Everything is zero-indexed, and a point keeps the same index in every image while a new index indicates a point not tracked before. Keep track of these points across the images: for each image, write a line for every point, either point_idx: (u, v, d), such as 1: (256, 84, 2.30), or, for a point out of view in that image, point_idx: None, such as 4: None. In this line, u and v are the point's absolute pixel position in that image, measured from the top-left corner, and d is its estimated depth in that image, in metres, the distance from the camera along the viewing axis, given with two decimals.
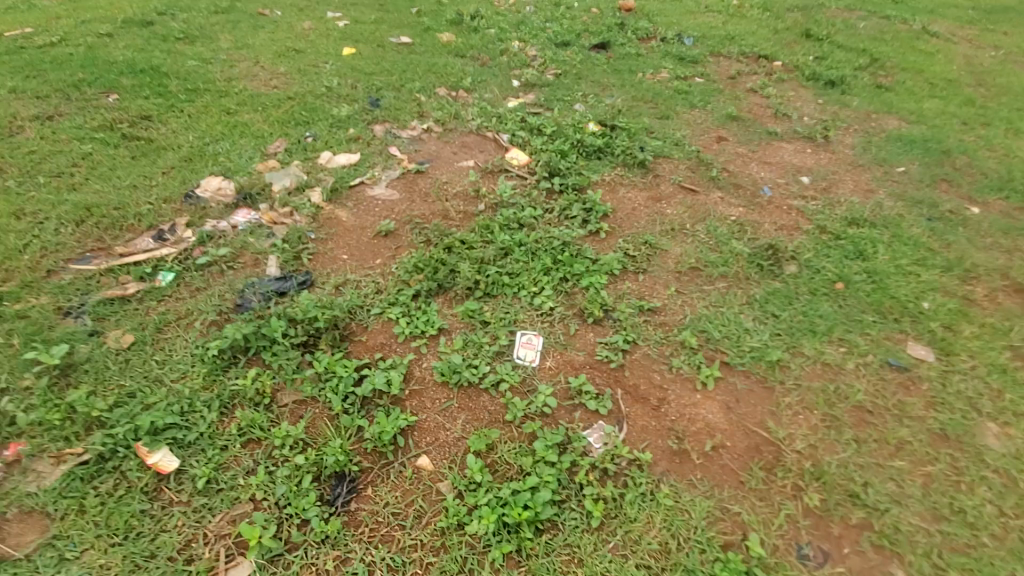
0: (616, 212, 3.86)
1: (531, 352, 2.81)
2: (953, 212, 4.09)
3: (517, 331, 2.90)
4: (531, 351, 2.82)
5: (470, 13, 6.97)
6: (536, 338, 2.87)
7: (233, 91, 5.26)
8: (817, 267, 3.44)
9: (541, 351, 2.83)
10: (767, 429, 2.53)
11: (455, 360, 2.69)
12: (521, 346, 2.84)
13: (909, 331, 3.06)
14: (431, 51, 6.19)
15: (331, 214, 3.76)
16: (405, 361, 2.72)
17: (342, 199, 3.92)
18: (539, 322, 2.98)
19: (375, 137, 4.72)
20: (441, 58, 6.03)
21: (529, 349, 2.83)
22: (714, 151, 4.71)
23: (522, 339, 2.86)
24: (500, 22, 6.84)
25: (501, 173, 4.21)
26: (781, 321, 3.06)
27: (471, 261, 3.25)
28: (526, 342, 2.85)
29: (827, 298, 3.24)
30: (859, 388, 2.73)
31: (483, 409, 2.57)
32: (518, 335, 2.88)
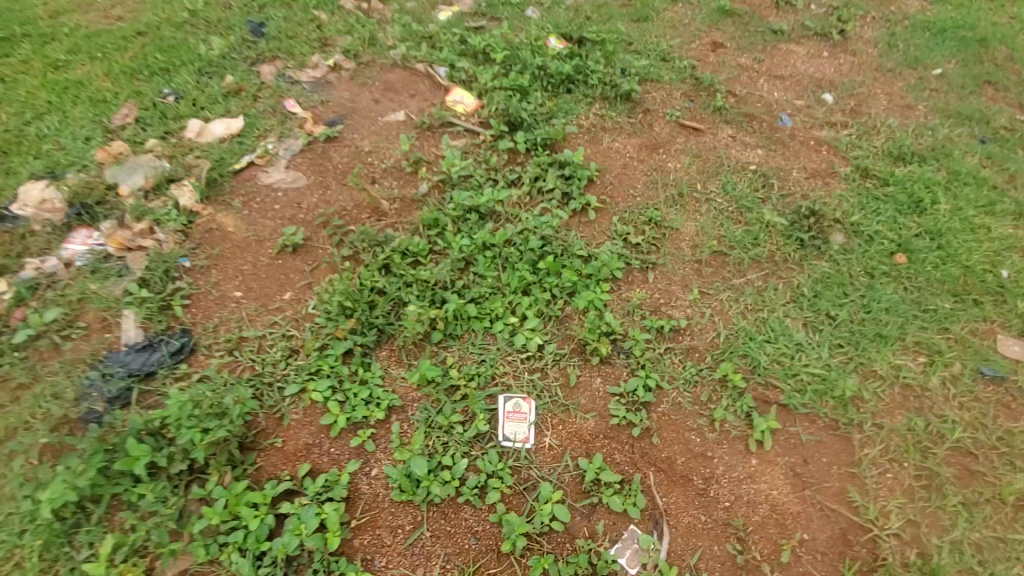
0: (605, 173, 2.85)
1: (524, 432, 2.00)
2: (1008, 128, 3.32)
3: (498, 396, 2.06)
4: (523, 426, 2.01)
5: None
6: (529, 406, 2.05)
7: (61, 33, 3.70)
8: (868, 234, 2.67)
9: (537, 424, 2.03)
10: (851, 507, 1.89)
11: (417, 467, 1.84)
12: (507, 421, 2.01)
13: (994, 319, 2.40)
14: None
15: (210, 224, 2.66)
16: (345, 473, 1.86)
17: (226, 196, 2.80)
18: (525, 373, 2.15)
19: (263, 86, 3.43)
20: None
21: (519, 423, 2.01)
22: (713, 65, 3.64)
23: (507, 410, 2.03)
24: None
25: (443, 129, 3.08)
26: (841, 327, 2.33)
27: (419, 287, 2.30)
28: (512, 412, 2.03)
29: (888, 280, 2.51)
30: (954, 419, 2.09)
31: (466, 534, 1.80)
32: (500, 401, 2.05)
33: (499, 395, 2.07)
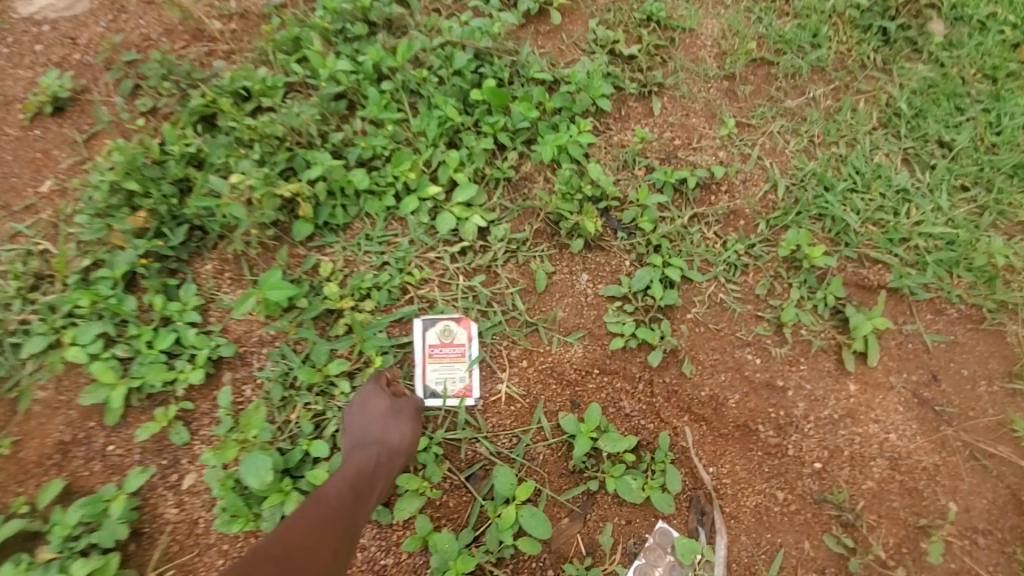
0: None
1: (464, 379, 1.15)
2: None
3: (413, 323, 1.18)
4: (461, 368, 1.16)
5: None
6: (472, 333, 1.19)
7: None
8: (982, 19, 1.71)
9: (487, 362, 1.18)
10: (1020, 449, 1.13)
11: (253, 477, 0.98)
12: (432, 365, 1.15)
13: None
14: None
15: None
16: (123, 496, 1.04)
17: None
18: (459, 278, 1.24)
19: None
20: None
21: (454, 366, 1.15)
22: None
23: (432, 345, 1.17)
24: None
25: None
26: (961, 160, 1.46)
27: (263, 148, 1.30)
28: (437, 348, 1.17)
29: (1017, 85, 1.61)
30: None
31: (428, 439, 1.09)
32: (416, 330, 1.17)
33: (415, 321, 1.19)
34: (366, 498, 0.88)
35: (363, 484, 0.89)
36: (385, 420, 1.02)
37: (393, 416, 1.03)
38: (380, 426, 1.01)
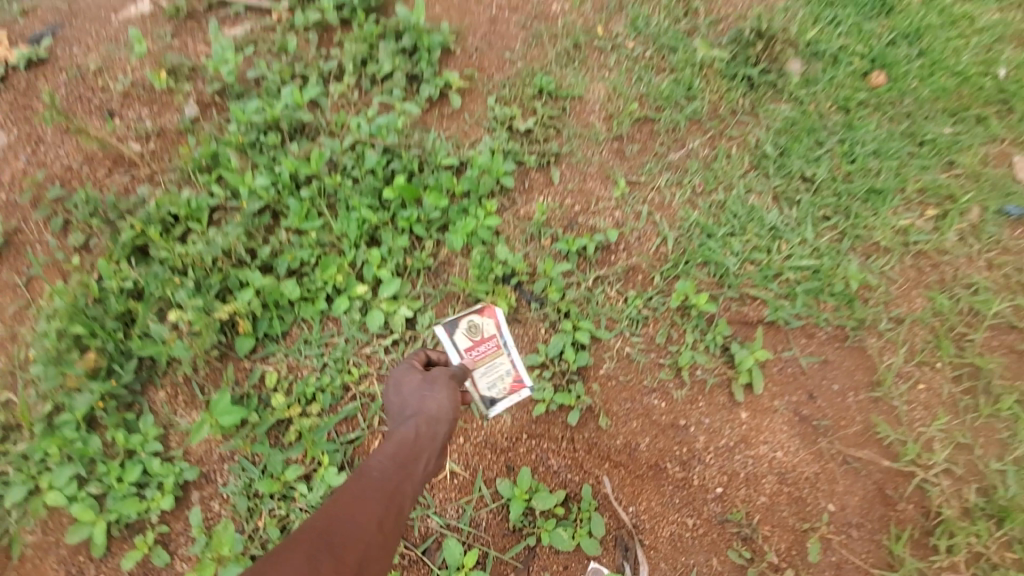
0: (466, 35, 1.97)
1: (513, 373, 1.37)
2: None
3: (437, 333, 1.40)
4: (504, 363, 1.37)
5: None
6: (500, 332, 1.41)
7: None
8: (831, 55, 1.94)
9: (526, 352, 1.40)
10: (884, 448, 1.34)
11: None
12: (478, 368, 1.36)
13: (1003, 138, 1.81)
14: None
15: None
16: None
17: None
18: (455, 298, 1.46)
19: None
20: None
21: (499, 362, 1.37)
22: None
23: (468, 349, 1.39)
24: None
25: (210, 12, 2.04)
26: (822, 190, 1.68)
27: (197, 273, 1.41)
28: (470, 350, 1.39)
29: (868, 111, 1.84)
30: (984, 287, 1.53)
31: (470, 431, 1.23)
32: (449, 338, 1.40)
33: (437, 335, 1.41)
34: (413, 464, 0.98)
35: (407, 450, 0.99)
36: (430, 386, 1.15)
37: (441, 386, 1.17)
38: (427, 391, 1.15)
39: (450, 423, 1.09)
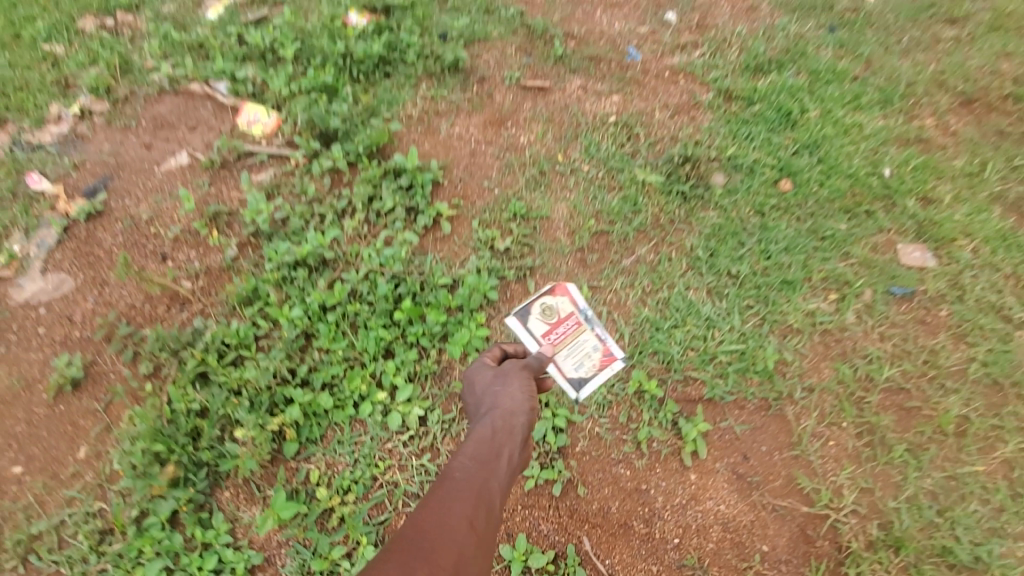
0: (451, 169, 2.43)
1: (596, 351, 1.73)
2: (852, 9, 3.12)
3: (522, 323, 1.68)
4: (575, 345, 1.71)
5: None
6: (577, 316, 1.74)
7: None
8: (747, 167, 2.41)
9: (602, 329, 1.76)
10: (804, 496, 1.69)
11: None
12: (559, 350, 1.69)
13: (890, 227, 2.24)
14: None
15: None
16: None
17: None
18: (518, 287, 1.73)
19: (21, 170, 2.58)
20: None
21: (576, 344, 1.71)
22: (543, 4, 3.19)
23: (549, 335, 1.69)
24: None
25: (240, 162, 2.51)
26: (745, 283, 2.09)
27: (249, 392, 1.78)
28: (550, 337, 1.69)
29: (779, 213, 2.28)
30: (877, 356, 1.93)
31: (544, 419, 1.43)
32: (532, 328, 1.68)
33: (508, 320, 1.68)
34: (491, 460, 1.15)
35: (487, 449, 1.17)
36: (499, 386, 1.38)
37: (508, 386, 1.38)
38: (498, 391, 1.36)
39: (523, 415, 1.26)
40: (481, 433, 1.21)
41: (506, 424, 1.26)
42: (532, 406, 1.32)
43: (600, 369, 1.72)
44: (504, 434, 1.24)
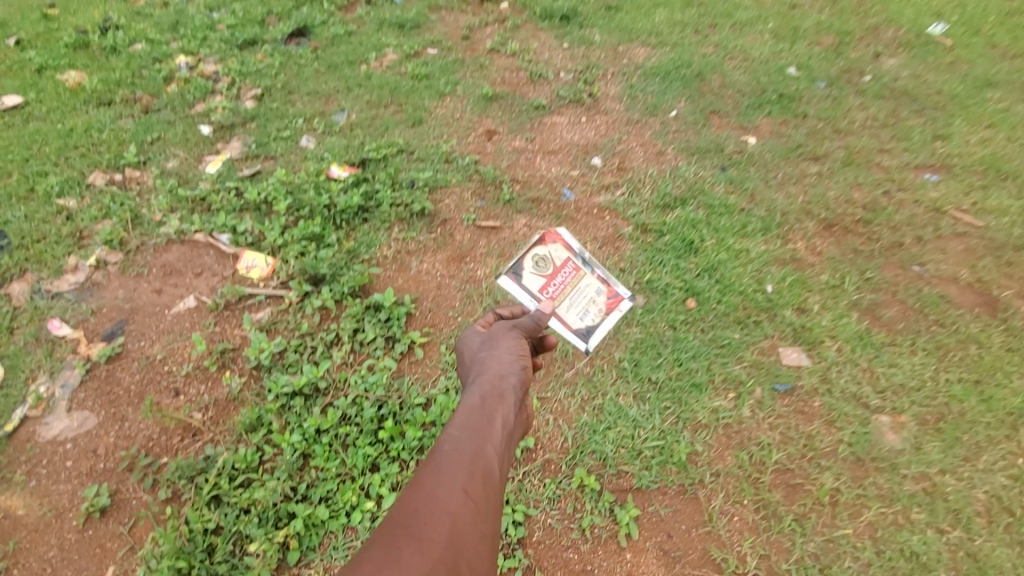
0: (422, 301, 2.95)
1: (601, 297, 2.48)
2: (738, 151, 3.85)
3: (524, 283, 2.44)
4: (564, 298, 2.44)
5: (105, 48, 5.14)
6: (581, 273, 2.47)
7: None
8: (661, 289, 3.01)
9: (583, 287, 2.46)
10: (716, 565, 2.16)
11: None
12: (557, 300, 2.43)
13: (773, 333, 2.82)
14: (66, 125, 4.33)
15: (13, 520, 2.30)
16: None
17: (28, 473, 2.42)
18: (528, 256, 2.45)
19: (42, 317, 2.97)
20: (85, 133, 4.24)
21: (565, 298, 2.44)
22: (493, 154, 3.90)
23: (544, 288, 2.43)
24: (141, 57, 5.02)
25: (241, 303, 2.98)
26: (662, 388, 2.62)
27: (257, 510, 2.19)
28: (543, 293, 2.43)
29: (688, 327, 2.85)
30: (767, 443, 2.44)
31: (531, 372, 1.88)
32: (528, 285, 2.44)
33: (521, 284, 2.43)
34: (487, 425, 1.57)
35: (480, 414, 1.60)
36: (488, 355, 1.85)
37: (494, 353, 1.86)
38: (486, 363, 1.82)
39: (507, 378, 1.76)
40: (473, 404, 1.64)
41: (492, 391, 1.70)
42: (516, 366, 1.83)
43: (605, 311, 2.49)
44: (491, 400, 1.67)
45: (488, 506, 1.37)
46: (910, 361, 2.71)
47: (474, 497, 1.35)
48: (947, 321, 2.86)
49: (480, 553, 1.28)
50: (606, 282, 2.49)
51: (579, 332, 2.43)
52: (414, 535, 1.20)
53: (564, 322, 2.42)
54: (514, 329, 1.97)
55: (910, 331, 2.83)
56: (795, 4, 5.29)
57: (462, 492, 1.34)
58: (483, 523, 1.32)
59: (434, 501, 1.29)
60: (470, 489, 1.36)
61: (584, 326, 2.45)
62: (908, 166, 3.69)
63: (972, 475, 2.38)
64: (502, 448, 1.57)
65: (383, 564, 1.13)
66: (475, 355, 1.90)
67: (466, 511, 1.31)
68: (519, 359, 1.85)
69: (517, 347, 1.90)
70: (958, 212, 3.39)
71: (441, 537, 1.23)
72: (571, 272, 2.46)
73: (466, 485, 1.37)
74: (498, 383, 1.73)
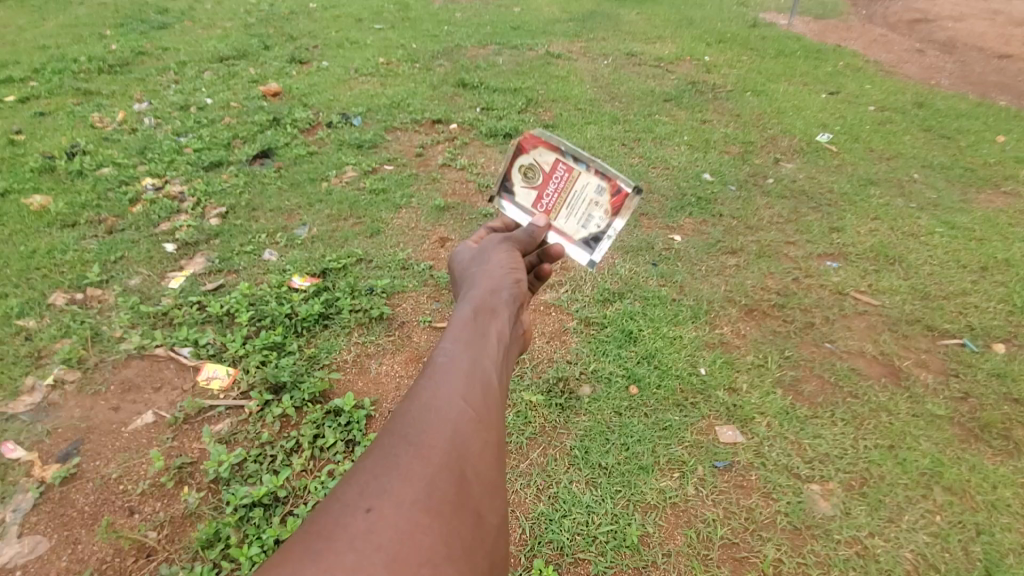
0: (381, 402, 3.09)
1: (603, 197, 2.21)
2: (666, 248, 4.32)
3: (515, 204, 2.34)
4: (563, 209, 2.26)
5: (73, 172, 5.39)
6: (575, 173, 2.22)
7: None
8: (605, 377, 3.25)
9: (587, 185, 2.21)
10: None
11: None
12: (555, 214, 2.27)
13: (709, 414, 3.07)
14: (28, 246, 4.44)
15: None
16: None
17: None
18: (516, 170, 2.32)
19: None
20: (48, 253, 4.36)
21: (566, 207, 2.25)
22: (446, 260, 4.23)
23: (538, 204, 2.30)
24: (108, 179, 5.28)
25: (200, 415, 3.05)
26: (612, 472, 2.79)
27: None
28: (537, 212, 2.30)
29: (632, 412, 3.08)
30: (712, 519, 2.61)
31: (523, 289, 2.02)
32: (519, 206, 2.33)
33: (516, 203, 2.35)
34: (484, 339, 1.70)
35: (477, 329, 1.71)
36: (480, 274, 1.97)
37: (487, 269, 2.01)
38: (479, 279, 1.95)
39: (502, 295, 1.91)
40: (469, 319, 1.75)
41: (485, 306, 1.82)
42: (508, 284, 1.96)
43: (611, 212, 2.24)
44: (483, 318, 1.77)
45: (488, 413, 1.49)
46: (832, 431, 2.99)
47: (473, 405, 1.46)
48: (859, 392, 3.19)
49: (485, 455, 1.40)
50: (605, 178, 2.18)
51: (581, 243, 2.24)
52: (414, 446, 1.30)
53: (563, 235, 2.27)
54: (506, 249, 2.10)
55: (829, 404, 3.14)
56: (705, 120, 6.13)
57: (461, 404, 1.44)
58: (485, 429, 1.43)
59: (436, 406, 1.41)
60: (468, 401, 1.47)
61: (587, 234, 2.25)
62: (812, 256, 4.21)
63: (898, 535, 2.58)
64: (498, 360, 1.69)
65: (384, 473, 1.23)
66: (469, 275, 2.02)
67: (466, 421, 1.42)
68: (511, 271, 2.01)
69: (509, 267, 2.03)
70: (858, 293, 3.87)
71: (445, 441, 1.34)
72: (564, 175, 2.25)
73: (465, 396, 1.48)
74: (490, 299, 1.86)
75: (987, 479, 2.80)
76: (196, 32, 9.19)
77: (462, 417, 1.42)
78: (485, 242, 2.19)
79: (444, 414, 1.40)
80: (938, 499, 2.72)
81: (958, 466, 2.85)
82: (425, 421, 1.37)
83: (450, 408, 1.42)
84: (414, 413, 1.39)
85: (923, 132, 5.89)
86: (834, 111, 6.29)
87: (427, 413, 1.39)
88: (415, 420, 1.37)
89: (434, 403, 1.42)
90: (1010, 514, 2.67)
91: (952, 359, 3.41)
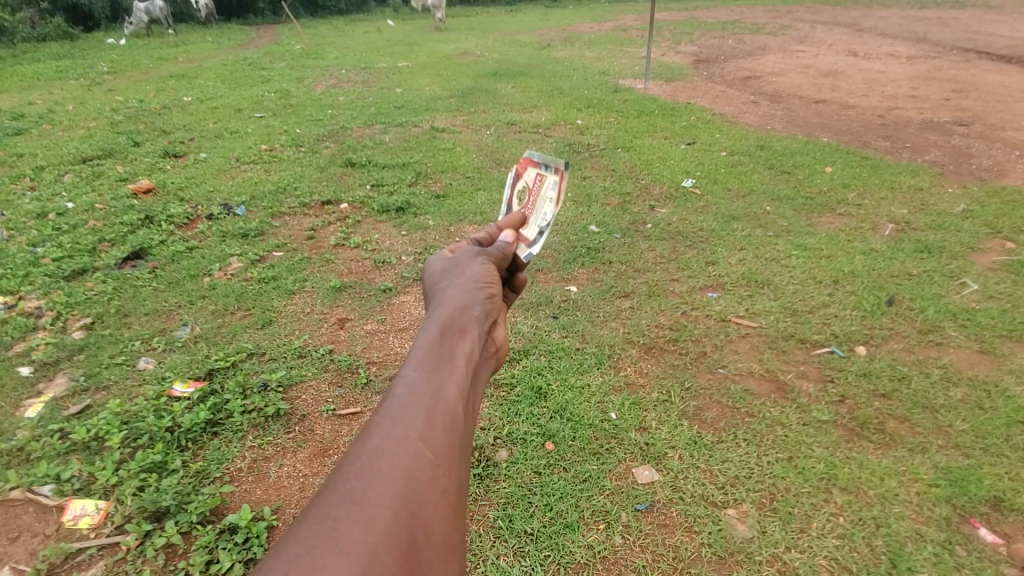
0: (284, 509, 2.82)
1: (553, 191, 2.28)
2: (564, 300, 4.47)
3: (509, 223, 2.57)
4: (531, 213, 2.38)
5: None
6: (542, 178, 2.39)
7: None
8: (521, 438, 3.22)
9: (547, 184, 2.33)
10: None
11: None
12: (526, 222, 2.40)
13: (625, 457, 3.11)
14: None
15: None
16: None
17: None
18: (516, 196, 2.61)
19: None
20: None
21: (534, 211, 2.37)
22: (346, 341, 4.07)
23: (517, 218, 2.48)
24: None
25: (67, 563, 2.62)
26: (538, 535, 2.72)
27: None
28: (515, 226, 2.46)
29: (551, 469, 3.05)
30: (642, 566, 2.59)
31: (497, 304, 1.98)
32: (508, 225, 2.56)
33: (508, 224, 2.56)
34: (446, 366, 1.64)
35: (442, 355, 1.67)
36: (453, 288, 1.94)
37: (457, 282, 1.97)
38: (449, 295, 1.92)
39: (471, 312, 1.86)
40: (436, 342, 1.70)
41: (452, 328, 1.77)
42: (478, 301, 1.91)
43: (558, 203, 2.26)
44: (447, 343, 1.72)
45: (448, 457, 1.41)
46: (738, 453, 3.13)
47: (430, 450, 1.39)
48: (755, 411, 3.40)
49: (442, 504, 1.34)
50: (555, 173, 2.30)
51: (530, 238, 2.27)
52: (358, 508, 1.22)
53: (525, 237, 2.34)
54: (478, 262, 2.07)
55: (730, 426, 3.31)
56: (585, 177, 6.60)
57: (418, 449, 1.37)
58: (441, 476, 1.36)
59: (391, 451, 1.35)
60: (426, 444, 1.40)
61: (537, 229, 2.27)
62: (694, 289, 4.56)
63: (811, 544, 2.70)
64: (466, 386, 1.63)
65: (322, 542, 1.14)
66: (440, 287, 2.00)
67: (420, 469, 1.34)
68: (483, 286, 1.97)
69: (481, 280, 1.99)
70: (738, 318, 4.21)
71: (394, 495, 1.27)
72: (537, 184, 2.43)
73: (422, 440, 1.40)
74: (457, 319, 1.81)
75: (875, 472, 3.04)
76: (55, 134, 8.61)
77: (416, 463, 1.35)
78: (458, 252, 2.17)
79: (397, 462, 1.33)
80: (838, 500, 2.91)
81: (848, 466, 3.08)
82: (374, 469, 1.31)
83: (403, 454, 1.36)
84: (365, 460, 1.33)
85: (767, 170, 6.73)
86: (693, 159, 7.04)
87: (379, 461, 1.32)
88: (364, 470, 1.30)
89: (389, 448, 1.36)
90: (899, 502, 2.90)
91: (825, 367, 3.76)
